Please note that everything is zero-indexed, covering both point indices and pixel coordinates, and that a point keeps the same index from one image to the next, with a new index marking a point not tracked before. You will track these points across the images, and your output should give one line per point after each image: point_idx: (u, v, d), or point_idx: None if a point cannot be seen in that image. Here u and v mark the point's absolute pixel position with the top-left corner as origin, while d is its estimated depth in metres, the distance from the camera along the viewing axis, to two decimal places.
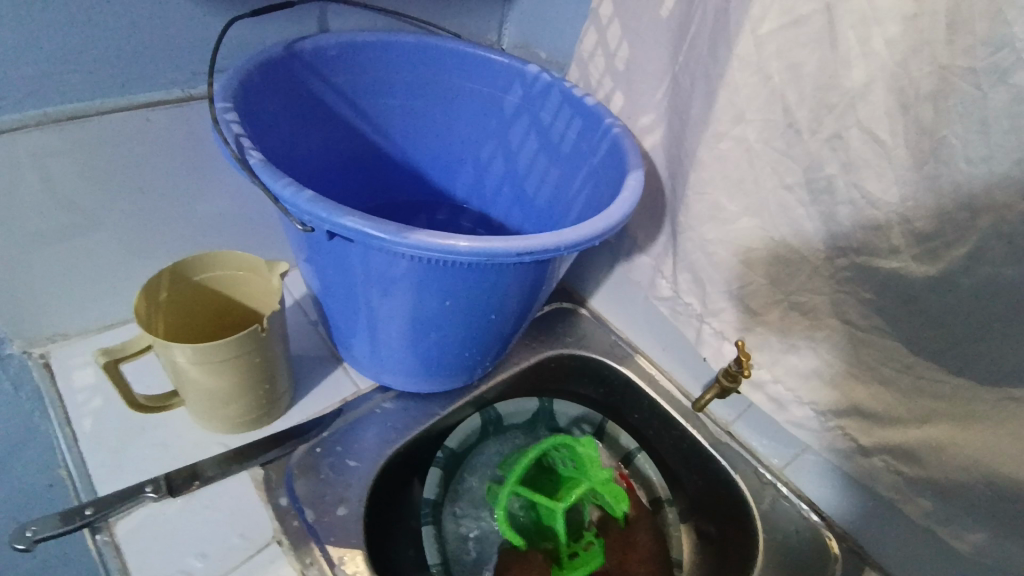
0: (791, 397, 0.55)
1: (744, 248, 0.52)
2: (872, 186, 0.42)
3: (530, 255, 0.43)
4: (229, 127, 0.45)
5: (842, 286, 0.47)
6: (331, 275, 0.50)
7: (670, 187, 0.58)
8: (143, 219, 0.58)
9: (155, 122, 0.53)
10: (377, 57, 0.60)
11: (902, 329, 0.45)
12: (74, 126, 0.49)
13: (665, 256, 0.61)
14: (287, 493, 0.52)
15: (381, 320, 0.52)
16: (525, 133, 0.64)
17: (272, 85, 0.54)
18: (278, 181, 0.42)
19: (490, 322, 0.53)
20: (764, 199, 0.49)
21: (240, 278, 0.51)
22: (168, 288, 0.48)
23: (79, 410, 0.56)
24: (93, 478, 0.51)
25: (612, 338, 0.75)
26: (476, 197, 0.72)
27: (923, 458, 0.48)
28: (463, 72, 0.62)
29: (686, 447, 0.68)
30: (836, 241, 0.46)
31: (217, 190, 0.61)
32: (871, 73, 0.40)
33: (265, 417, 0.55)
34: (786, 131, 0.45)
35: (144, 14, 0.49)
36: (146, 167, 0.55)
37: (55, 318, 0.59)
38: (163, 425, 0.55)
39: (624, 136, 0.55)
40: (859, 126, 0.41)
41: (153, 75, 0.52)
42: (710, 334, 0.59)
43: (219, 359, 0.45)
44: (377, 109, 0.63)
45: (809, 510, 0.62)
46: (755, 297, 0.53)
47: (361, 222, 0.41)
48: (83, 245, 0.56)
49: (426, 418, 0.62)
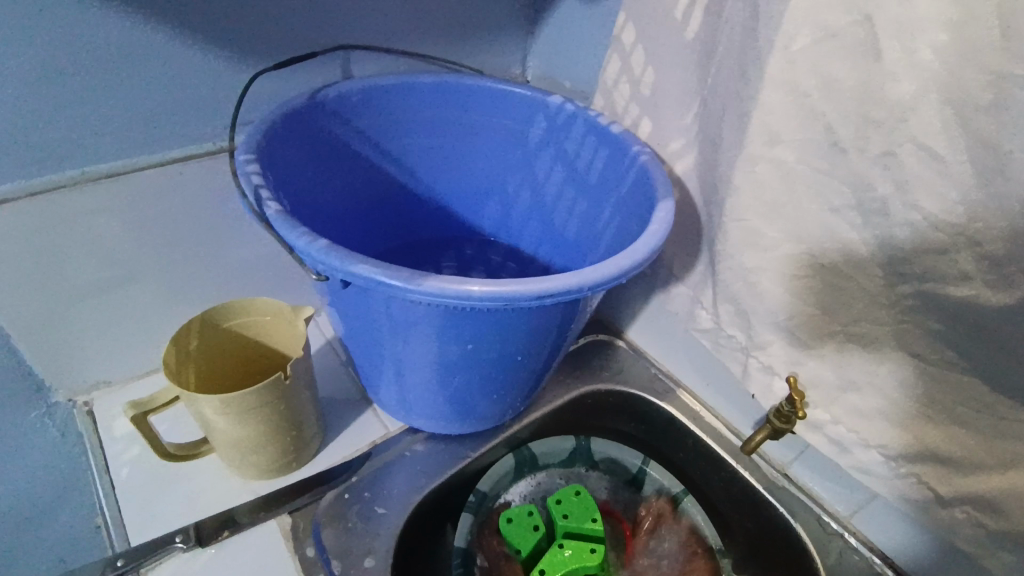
0: (853, 438, 0.50)
1: (789, 276, 0.48)
2: (931, 207, 0.38)
3: (548, 297, 0.41)
4: (249, 179, 0.45)
5: (904, 316, 0.43)
6: (352, 319, 0.50)
7: (705, 214, 0.55)
8: (181, 267, 0.60)
9: (187, 175, 0.55)
10: (399, 99, 0.60)
11: (980, 364, 0.40)
12: (112, 184, 0.52)
13: (704, 286, 0.58)
14: (314, 544, 0.51)
15: (404, 363, 0.51)
16: (551, 165, 0.63)
17: (295, 133, 0.55)
18: (293, 231, 0.42)
19: (516, 363, 0.51)
20: (808, 223, 0.45)
21: (267, 324, 0.51)
22: (198, 338, 0.49)
23: (119, 457, 0.57)
24: (128, 526, 0.52)
25: (652, 371, 0.71)
26: (505, 231, 0.71)
27: (1015, 513, 0.42)
28: (485, 107, 0.62)
29: (737, 489, 0.63)
30: (894, 267, 0.42)
31: (251, 237, 0.62)
32: (920, 83, 0.36)
33: (294, 462, 0.54)
34: (829, 150, 0.42)
35: (174, 71, 0.51)
36: (181, 217, 0.57)
37: (100, 365, 0.61)
38: (196, 473, 0.56)
39: (652, 163, 0.53)
40: (912, 141, 0.38)
41: (186, 130, 0.54)
42: (756, 369, 0.55)
43: (246, 408, 0.45)
44: (402, 150, 0.63)
45: (883, 565, 0.56)
46: (805, 329, 0.49)
47: (372, 269, 0.40)
48: (125, 295, 0.58)
49: (457, 461, 0.59)
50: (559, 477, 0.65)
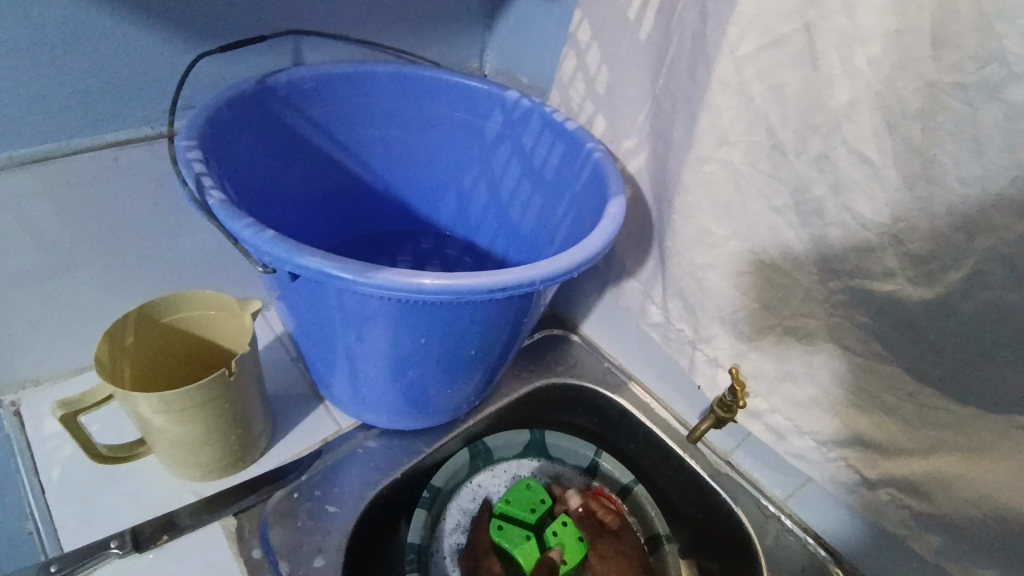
0: (791, 427, 0.53)
1: (734, 272, 0.50)
2: (862, 208, 0.41)
3: (503, 291, 0.41)
4: (191, 166, 0.43)
5: (837, 310, 0.45)
6: (303, 313, 0.49)
7: (657, 211, 0.56)
8: (117, 257, 0.56)
9: (125, 161, 0.52)
10: (353, 88, 0.58)
11: (903, 356, 0.43)
12: (41, 169, 0.48)
13: (655, 281, 0.59)
14: (261, 545, 0.50)
15: (357, 358, 0.50)
16: (507, 160, 0.63)
17: (241, 120, 0.52)
18: (239, 221, 0.41)
19: (472, 357, 0.51)
20: (752, 222, 0.47)
21: (213, 318, 0.49)
22: (134, 334, 0.46)
23: (47, 460, 0.53)
24: (57, 531, 0.49)
25: (604, 364, 0.72)
26: (461, 225, 0.71)
27: (931, 493, 0.46)
28: (442, 100, 0.61)
29: (685, 478, 0.66)
30: (828, 265, 0.44)
31: (193, 228, 0.59)
32: (855, 92, 0.38)
33: (240, 461, 0.52)
34: (771, 152, 0.44)
35: (109, 50, 0.48)
36: (118, 205, 0.54)
37: (27, 362, 0.56)
38: (134, 474, 0.53)
39: (606, 160, 0.54)
40: (846, 146, 0.40)
41: (123, 113, 0.51)
42: (703, 361, 0.57)
43: (186, 407, 0.43)
44: (355, 140, 0.62)
45: (815, 545, 0.59)
46: (748, 323, 0.51)
47: (324, 261, 0.39)
48: (54, 289, 0.54)
49: (411, 456, 0.59)
50: (513, 470, 0.65)
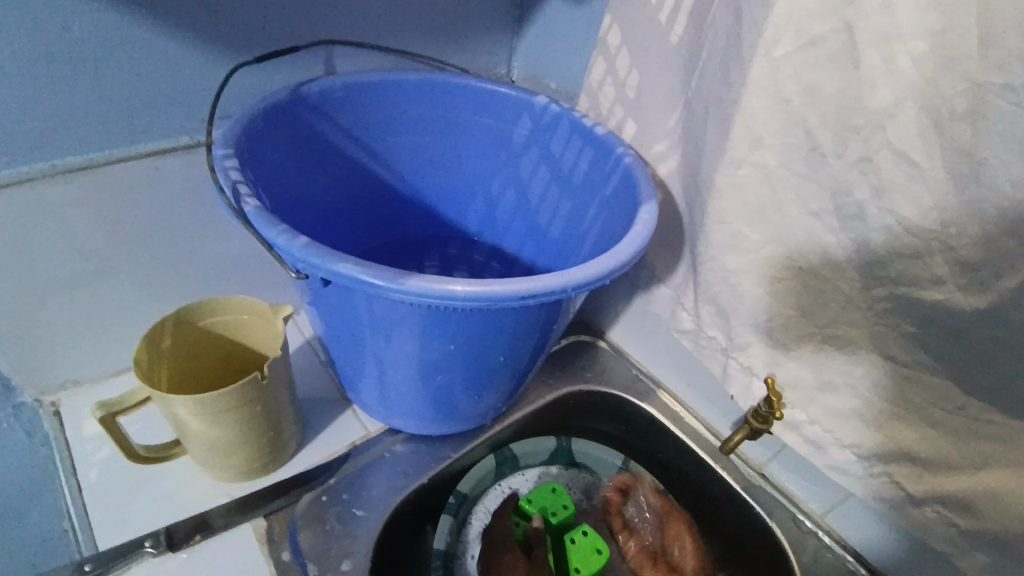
0: (829, 438, 0.51)
1: (769, 278, 0.48)
2: (907, 212, 0.39)
3: (533, 298, 0.41)
4: (227, 174, 0.44)
5: (880, 319, 0.44)
6: (333, 319, 0.49)
7: (688, 216, 0.55)
8: (155, 263, 0.58)
9: (163, 169, 0.54)
10: (383, 95, 0.59)
11: (952, 367, 0.41)
12: (84, 177, 0.50)
13: (686, 287, 0.58)
14: (290, 547, 0.50)
15: (386, 363, 0.51)
16: (536, 165, 0.63)
17: (275, 129, 0.53)
18: (272, 228, 0.41)
19: (500, 364, 0.51)
20: (789, 227, 0.46)
21: (246, 323, 0.50)
22: (171, 337, 0.47)
23: (88, 459, 0.55)
24: (96, 529, 0.50)
25: (633, 371, 0.71)
26: (489, 231, 0.70)
27: (982, 512, 0.43)
28: (471, 106, 0.61)
29: (717, 489, 0.64)
30: (870, 271, 0.42)
31: (227, 236, 0.61)
32: (899, 92, 0.37)
33: (271, 464, 0.53)
34: (810, 155, 0.43)
35: (149, 61, 0.50)
36: (157, 212, 0.55)
37: (68, 364, 0.58)
38: (170, 475, 0.54)
39: (636, 165, 0.53)
40: (889, 148, 0.38)
41: (162, 123, 0.53)
42: (736, 370, 0.55)
43: (220, 410, 0.43)
44: (385, 147, 0.63)
45: (855, 562, 0.57)
46: (784, 331, 0.50)
47: (356, 267, 0.39)
48: (95, 294, 0.56)
49: (438, 462, 0.59)
50: (541, 477, 0.64)
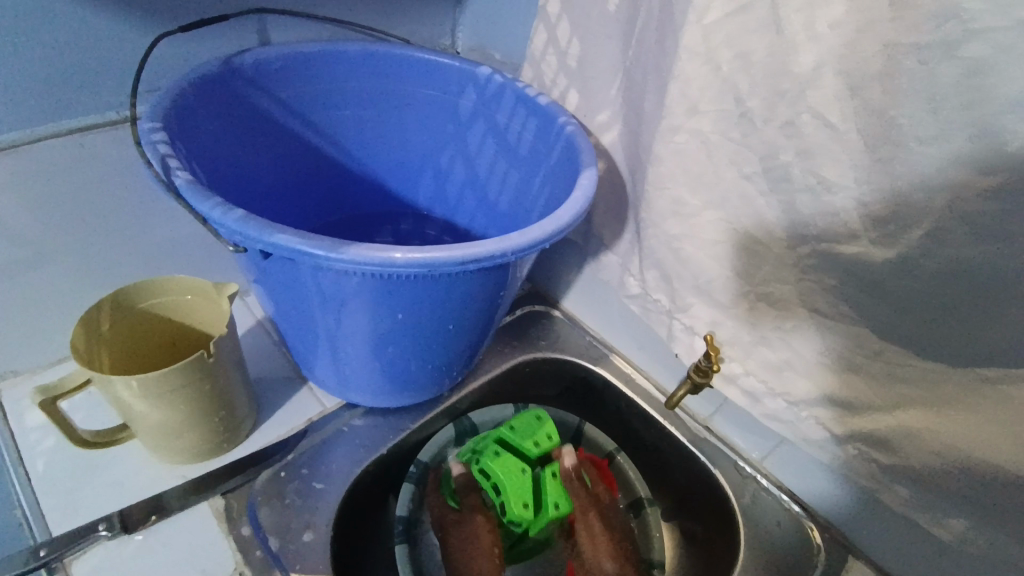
0: (765, 389, 0.54)
1: (707, 241, 0.51)
2: (828, 172, 0.41)
3: (474, 263, 0.41)
4: (156, 148, 0.43)
5: (807, 275, 0.46)
6: (278, 294, 0.49)
7: (631, 184, 0.57)
8: (87, 246, 0.56)
9: (89, 147, 0.51)
10: (322, 67, 0.58)
11: (870, 316, 0.44)
12: (5, 157, 0.48)
13: (632, 254, 0.60)
14: (250, 523, 0.50)
15: (336, 337, 0.51)
16: (482, 137, 0.63)
17: (208, 102, 0.52)
18: (207, 201, 0.40)
19: (450, 333, 0.52)
20: (723, 191, 0.48)
21: (189, 304, 0.49)
22: (110, 320, 0.46)
23: (32, 450, 0.53)
24: (45, 517, 0.49)
25: (587, 339, 0.73)
26: (439, 205, 0.71)
27: (899, 447, 0.47)
28: (414, 78, 0.61)
29: (666, 445, 0.67)
30: (796, 230, 0.45)
31: (165, 216, 0.59)
32: (818, 57, 0.39)
33: (225, 444, 0.53)
34: (740, 120, 0.44)
35: (68, 31, 0.47)
36: (88, 192, 0.53)
37: (3, 353, 0.56)
38: (119, 459, 0.53)
39: (579, 134, 0.54)
40: (811, 112, 0.41)
41: (86, 97, 0.50)
42: (681, 330, 0.58)
43: (167, 391, 0.43)
44: (327, 121, 0.61)
45: (790, 502, 0.61)
46: (723, 291, 0.52)
47: (295, 238, 0.39)
48: (26, 280, 0.54)
49: (397, 433, 0.60)
50: None
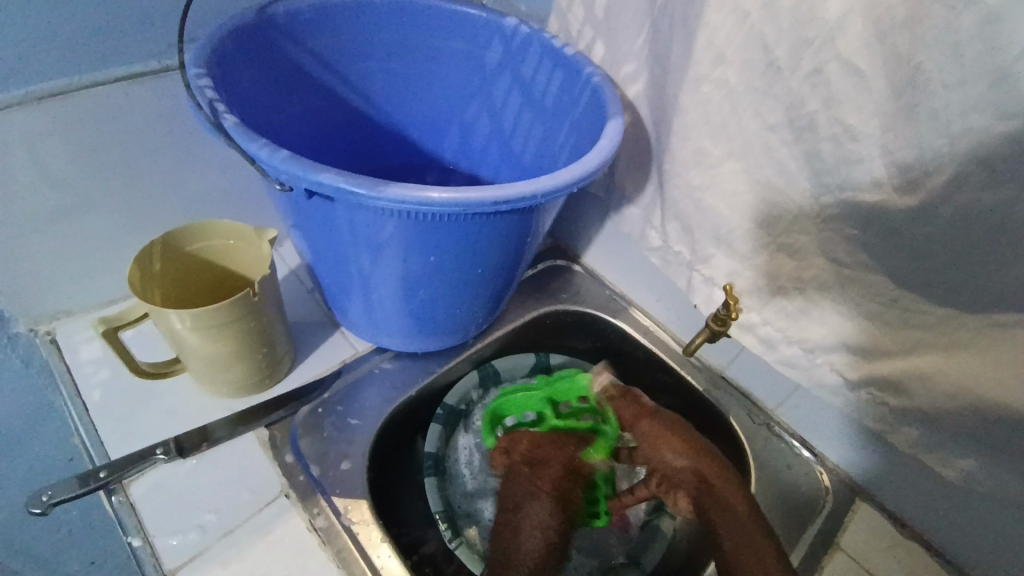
0: (780, 337, 0.56)
1: (729, 191, 0.52)
2: (852, 119, 0.42)
3: (506, 204, 0.43)
4: (203, 93, 0.44)
5: (827, 224, 0.47)
6: (316, 237, 0.51)
7: (655, 136, 0.57)
8: (132, 193, 0.59)
9: (135, 95, 0.53)
10: (351, 18, 0.58)
11: (887, 264, 0.45)
12: (57, 104, 0.50)
13: (654, 206, 0.61)
14: (292, 451, 0.54)
15: (370, 280, 0.53)
16: (507, 90, 0.64)
17: (245, 51, 0.53)
18: (254, 142, 0.42)
19: (478, 277, 0.54)
20: (748, 140, 0.48)
21: (232, 247, 0.52)
22: (161, 260, 0.49)
23: (89, 383, 0.57)
24: (105, 443, 0.53)
25: (606, 292, 0.75)
26: (464, 159, 0.72)
27: (910, 390, 0.49)
28: (441, 29, 0.61)
29: (683, 393, 0.70)
30: (819, 179, 0.46)
31: (204, 166, 0.61)
32: (847, 3, 0.39)
33: (267, 380, 0.56)
34: (767, 69, 0.45)
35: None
36: (133, 139, 0.55)
37: (58, 293, 0.60)
38: (169, 393, 0.57)
39: (605, 84, 0.55)
40: (838, 59, 0.41)
41: (129, 47, 0.52)
42: (700, 282, 0.59)
43: (218, 324, 0.46)
44: (356, 73, 0.62)
45: (800, 447, 0.64)
46: (743, 241, 0.53)
47: (338, 177, 0.41)
48: (77, 224, 0.57)
49: (425, 375, 0.63)
50: None
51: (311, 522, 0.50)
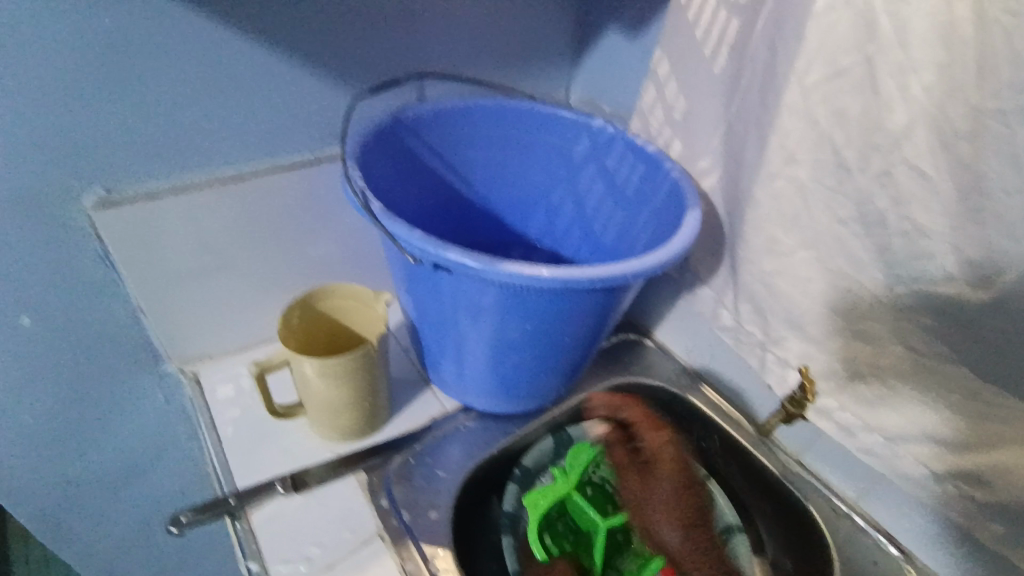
0: (859, 423, 0.57)
1: (801, 279, 0.55)
2: (922, 218, 0.46)
3: (600, 282, 0.49)
4: (356, 182, 0.54)
5: (902, 314, 0.50)
6: (427, 302, 0.58)
7: (729, 224, 0.62)
8: (276, 261, 0.68)
9: (292, 181, 0.64)
10: (464, 119, 0.69)
11: (965, 356, 0.47)
12: (234, 186, 0.61)
13: (727, 288, 0.65)
14: (386, 496, 0.59)
15: (469, 343, 0.60)
16: (592, 179, 0.72)
17: (381, 145, 0.63)
18: (396, 223, 0.51)
19: (564, 345, 0.59)
20: (820, 232, 0.52)
21: (354, 308, 0.60)
22: (299, 316, 0.58)
23: (223, 418, 0.65)
24: (232, 473, 0.61)
25: (677, 368, 0.78)
26: (549, 237, 0.79)
27: (995, 484, 0.49)
28: (537, 127, 0.70)
29: (757, 475, 0.69)
30: (892, 270, 0.49)
31: (332, 238, 0.71)
32: (911, 116, 0.44)
33: (369, 428, 0.63)
34: (836, 169, 0.49)
35: (295, 100, 0.61)
36: (284, 216, 0.66)
37: (203, 339, 0.69)
38: (286, 433, 0.64)
39: (683, 178, 0.61)
40: (906, 163, 0.45)
41: (292, 141, 0.63)
42: (773, 363, 0.62)
43: (339, 373, 0.54)
44: (463, 163, 0.72)
45: (887, 544, 0.62)
46: (817, 326, 0.55)
47: (461, 255, 0.49)
48: (228, 283, 0.67)
49: (505, 436, 0.68)
50: None
51: (401, 564, 0.54)
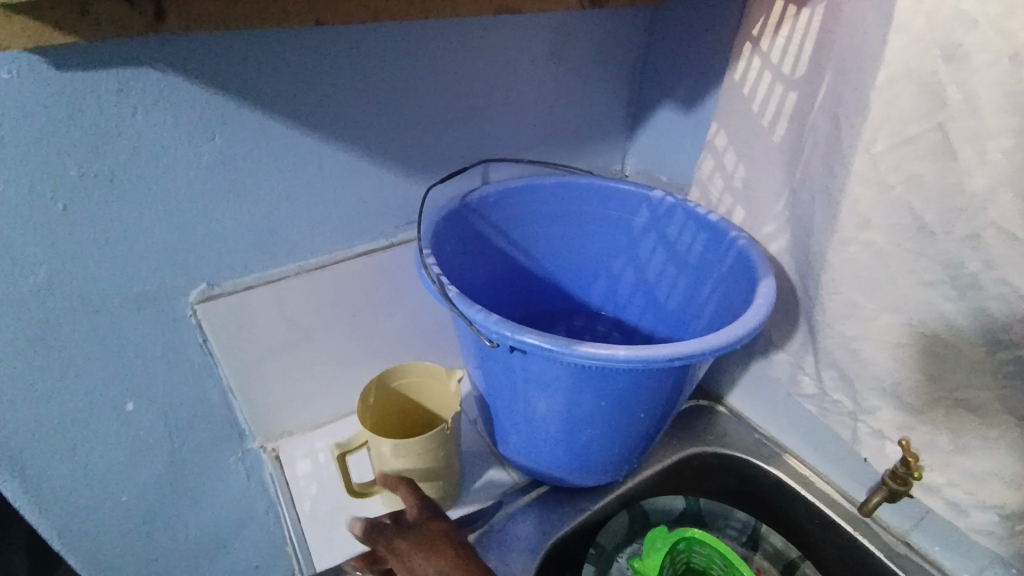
0: (971, 500, 0.52)
1: (889, 344, 0.53)
2: (1020, 281, 0.43)
3: (679, 360, 0.49)
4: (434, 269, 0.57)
5: (1008, 381, 0.47)
6: (500, 380, 0.59)
7: (802, 289, 0.61)
8: (354, 341, 0.72)
9: (370, 265, 0.68)
10: (527, 197, 0.72)
11: None
12: (319, 274, 0.66)
13: (805, 353, 0.63)
14: None
15: (542, 420, 0.60)
16: (653, 248, 0.73)
17: (451, 227, 0.67)
18: (473, 308, 0.53)
19: (640, 419, 0.59)
20: (904, 297, 0.51)
21: (426, 385, 0.62)
22: (375, 394, 0.60)
23: (302, 494, 0.68)
24: (312, 552, 0.62)
25: (754, 435, 0.75)
26: (611, 305, 0.79)
27: None
28: (598, 201, 0.73)
29: (855, 555, 0.65)
30: (992, 334, 0.46)
31: (403, 316, 0.74)
32: (993, 180, 0.43)
33: (441, 505, 0.63)
34: (918, 233, 0.48)
35: (374, 194, 0.66)
36: (362, 298, 0.70)
37: (284, 417, 0.72)
38: (363, 510, 0.65)
39: (750, 246, 0.62)
40: (994, 226, 0.44)
41: (373, 228, 0.68)
42: (866, 433, 0.59)
43: (419, 450, 0.55)
44: (527, 238, 0.74)
45: None
46: (913, 395, 0.53)
47: (539, 338, 0.50)
48: (310, 364, 0.71)
49: (578, 512, 0.66)
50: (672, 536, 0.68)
51: None
